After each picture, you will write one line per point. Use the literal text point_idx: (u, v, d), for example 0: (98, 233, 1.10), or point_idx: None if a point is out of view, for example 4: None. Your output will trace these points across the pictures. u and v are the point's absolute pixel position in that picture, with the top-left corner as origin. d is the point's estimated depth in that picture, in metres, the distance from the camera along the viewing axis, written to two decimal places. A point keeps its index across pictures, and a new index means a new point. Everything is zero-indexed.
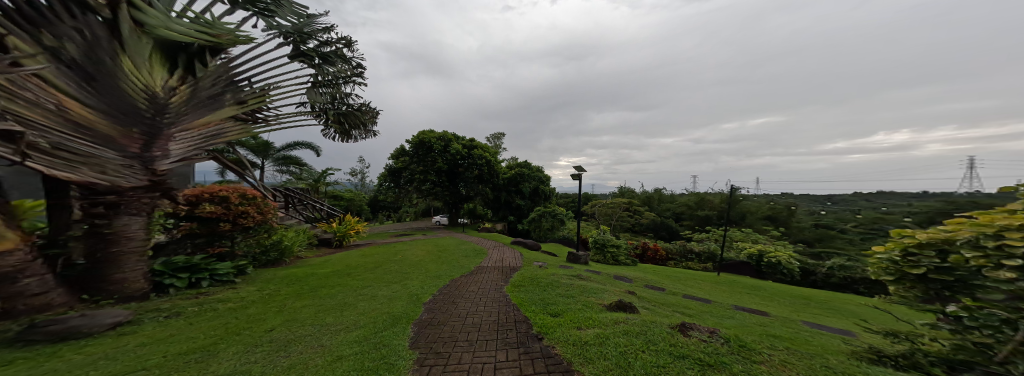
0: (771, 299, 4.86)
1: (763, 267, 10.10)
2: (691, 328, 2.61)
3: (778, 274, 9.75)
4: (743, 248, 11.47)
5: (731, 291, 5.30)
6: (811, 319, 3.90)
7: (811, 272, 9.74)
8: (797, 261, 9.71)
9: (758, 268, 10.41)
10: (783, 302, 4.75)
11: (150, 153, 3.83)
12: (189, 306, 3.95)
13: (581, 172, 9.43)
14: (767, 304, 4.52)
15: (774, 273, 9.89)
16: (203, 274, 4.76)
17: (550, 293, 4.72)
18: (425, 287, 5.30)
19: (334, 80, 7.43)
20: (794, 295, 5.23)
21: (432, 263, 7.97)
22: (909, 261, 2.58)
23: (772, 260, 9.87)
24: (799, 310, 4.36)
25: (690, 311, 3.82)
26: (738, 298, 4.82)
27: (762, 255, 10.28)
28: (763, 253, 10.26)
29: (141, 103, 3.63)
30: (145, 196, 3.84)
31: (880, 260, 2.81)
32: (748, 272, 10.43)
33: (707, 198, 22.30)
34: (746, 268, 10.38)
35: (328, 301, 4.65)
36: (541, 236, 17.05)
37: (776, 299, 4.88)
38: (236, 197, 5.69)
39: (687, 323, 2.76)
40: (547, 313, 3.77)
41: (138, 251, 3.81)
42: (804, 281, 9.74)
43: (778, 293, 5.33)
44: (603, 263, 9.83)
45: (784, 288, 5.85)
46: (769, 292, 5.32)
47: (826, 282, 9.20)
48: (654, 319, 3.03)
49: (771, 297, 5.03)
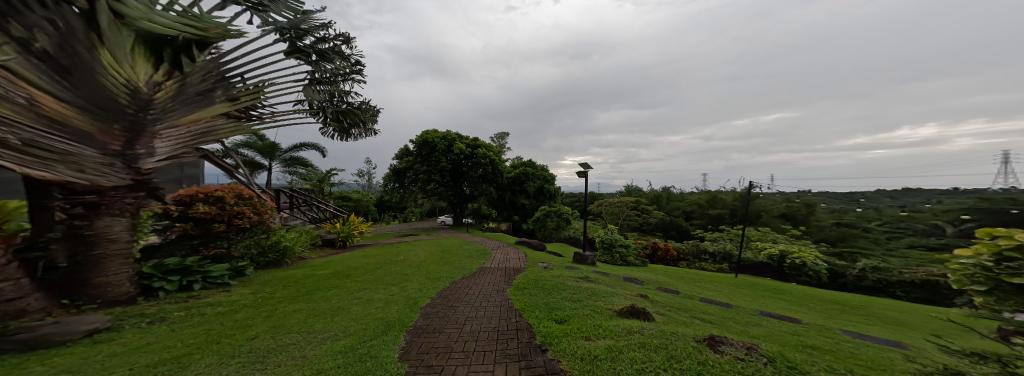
0: (799, 304, 4.47)
1: (784, 269, 9.57)
2: (723, 343, 2.27)
3: (802, 276, 9.23)
4: (760, 248, 10.97)
5: (754, 295, 4.91)
6: (849, 327, 3.51)
7: (838, 274, 9.18)
8: (823, 262, 9.18)
9: (779, 270, 9.89)
10: (814, 308, 4.34)
11: (132, 150, 3.65)
12: (175, 310, 3.75)
13: (586, 169, 9.10)
14: (797, 311, 4.12)
15: (796, 275, 9.36)
16: (195, 277, 4.58)
17: (556, 297, 4.41)
18: (424, 290, 5.04)
19: (333, 77, 7.27)
20: (823, 300, 4.82)
21: (434, 264, 7.74)
22: (1009, 269, 1.80)
23: (793, 260, 9.35)
24: (834, 316, 3.96)
25: (713, 317, 3.47)
26: (762, 302, 4.45)
27: (785, 255, 9.74)
28: (783, 254, 9.75)
29: (122, 99, 3.46)
30: (129, 196, 3.66)
31: (964, 267, 2.01)
32: (766, 273, 9.93)
33: (719, 196, 21.68)
34: (767, 270, 9.87)
35: (321, 306, 4.42)
36: (547, 237, 16.69)
37: (804, 304, 4.49)
38: (231, 196, 5.53)
39: (717, 336, 2.42)
40: (552, 319, 3.47)
41: (122, 254, 3.60)
42: (832, 284, 9.19)
43: (805, 297, 4.92)
44: (612, 264, 9.49)
45: (811, 291, 5.43)
46: (795, 296, 4.91)
47: (857, 285, 8.68)
48: (675, 329, 2.70)
49: (797, 301, 4.64)
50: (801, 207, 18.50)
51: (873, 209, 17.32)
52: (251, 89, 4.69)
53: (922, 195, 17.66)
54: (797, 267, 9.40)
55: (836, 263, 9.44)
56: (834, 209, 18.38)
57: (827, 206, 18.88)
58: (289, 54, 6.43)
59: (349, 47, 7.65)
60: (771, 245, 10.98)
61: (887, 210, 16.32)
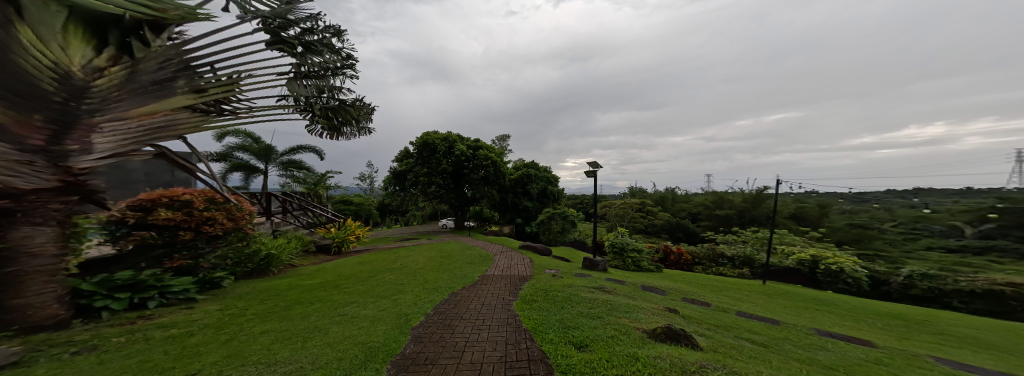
0: (854, 319, 3.81)
1: (817, 275, 8.94)
2: None
3: (839, 283, 8.60)
4: (788, 253, 10.32)
5: (796, 306, 4.26)
6: (936, 353, 2.86)
7: (881, 281, 8.65)
8: (864, 269, 8.53)
9: (811, 277, 9.22)
10: (873, 324, 3.70)
11: (61, 146, 3.09)
12: (114, 336, 3.17)
13: (596, 168, 8.53)
14: (858, 328, 3.48)
15: (831, 282, 8.73)
16: (149, 293, 4.02)
17: (570, 312, 3.77)
18: (418, 304, 4.38)
19: (321, 71, 6.57)
20: (878, 313, 4.17)
21: (431, 271, 7.11)
22: None
23: (828, 266, 8.70)
24: (904, 336, 3.32)
25: (764, 338, 2.85)
26: (810, 316, 3.80)
27: (818, 261, 9.14)
28: (814, 259, 9.16)
29: (46, 83, 2.89)
30: (56, 201, 3.12)
31: None
32: (797, 280, 9.26)
33: (727, 197, 20.92)
34: (798, 277, 9.23)
35: (298, 323, 3.76)
36: (551, 240, 16.09)
37: (860, 319, 3.83)
38: (200, 201, 4.97)
39: None
40: (570, 344, 2.87)
41: (45, 270, 3.05)
42: (875, 292, 8.61)
43: (855, 309, 4.28)
44: (624, 269, 8.88)
45: (857, 301, 4.78)
46: (843, 308, 4.28)
47: (904, 295, 8.16)
48: (747, 370, 2.08)
49: (849, 315, 3.99)
50: (813, 207, 17.81)
51: (888, 208, 16.64)
52: (223, 80, 4.19)
53: (938, 195, 16.96)
54: (831, 273, 8.75)
55: (877, 269, 8.87)
56: (847, 209, 17.70)
57: (841, 206, 18.17)
58: (272, 46, 5.55)
59: (340, 41, 7.01)
60: (796, 249, 10.34)
61: (903, 209, 15.67)
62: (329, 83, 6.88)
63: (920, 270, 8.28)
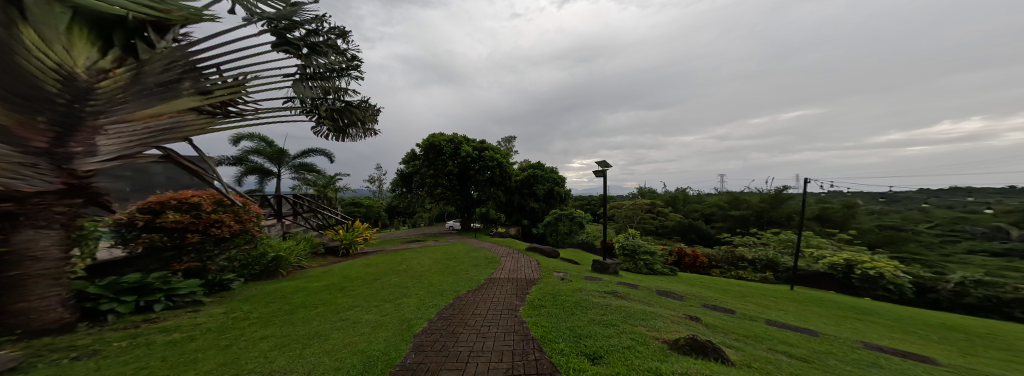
0: (903, 331, 3.47)
1: (853, 281, 8.42)
2: None
3: (879, 290, 8.04)
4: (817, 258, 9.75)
5: (834, 315, 3.92)
6: (1011, 372, 2.53)
7: (927, 288, 8.04)
8: (906, 275, 7.89)
9: (845, 282, 8.70)
10: (928, 337, 3.35)
11: (64, 148, 3.05)
12: (116, 340, 3.13)
13: (605, 168, 8.28)
14: (910, 342, 3.16)
15: (869, 288, 8.22)
16: (155, 296, 4.00)
17: (581, 319, 3.54)
18: (421, 309, 4.24)
19: (327, 73, 6.56)
20: (931, 324, 3.81)
21: (437, 274, 6.98)
22: None
23: (865, 271, 8.20)
24: (966, 352, 2.98)
25: (803, 352, 2.63)
26: (850, 326, 3.47)
27: (852, 266, 8.61)
28: (849, 263, 8.65)
29: (50, 85, 2.86)
30: (60, 204, 3.09)
31: None
32: (828, 285, 8.76)
33: (742, 197, 20.16)
34: (828, 282, 8.74)
35: (298, 329, 3.66)
36: (559, 241, 15.80)
37: (911, 331, 3.48)
38: (208, 204, 4.97)
39: None
40: (583, 354, 2.66)
41: (49, 274, 3.02)
42: (919, 300, 8.03)
43: (903, 319, 3.92)
44: (636, 272, 8.56)
45: (903, 310, 4.39)
46: (889, 318, 3.92)
47: (956, 303, 7.53)
48: None
49: (897, 326, 3.64)
50: (837, 208, 16.95)
51: (920, 209, 15.69)
52: (228, 82, 4.12)
53: (976, 194, 15.89)
54: (870, 279, 8.24)
55: (920, 275, 8.28)
56: (876, 210, 16.76)
57: (869, 207, 17.24)
58: (277, 47, 5.57)
59: (345, 42, 7.02)
60: (825, 252, 9.78)
61: (938, 210, 14.73)
62: (335, 85, 6.87)
63: (971, 277, 7.66)
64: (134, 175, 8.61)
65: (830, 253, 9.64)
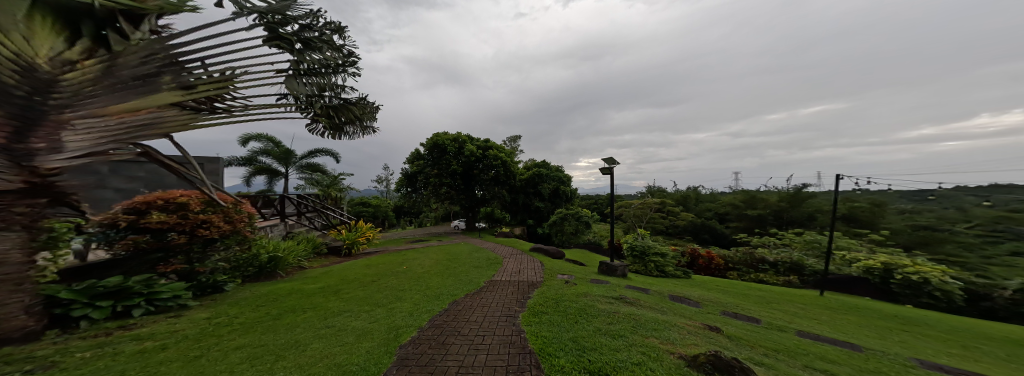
0: (966, 347, 3.00)
1: (892, 286, 7.78)
2: None
3: (923, 297, 7.38)
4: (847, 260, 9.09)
5: (878, 326, 3.46)
6: None
7: (980, 296, 7.30)
8: (955, 281, 7.19)
9: (879, 287, 8.06)
10: (999, 354, 2.87)
11: (24, 144, 2.81)
12: (81, 350, 2.93)
13: (613, 165, 7.86)
14: (978, 361, 2.69)
15: (911, 295, 7.57)
16: (134, 301, 3.82)
17: (585, 329, 3.18)
18: (413, 315, 3.95)
19: (322, 69, 6.31)
20: (998, 339, 3.31)
21: (436, 276, 6.69)
22: None
23: (906, 276, 7.54)
24: None
25: (850, 372, 2.22)
26: (901, 340, 3.01)
27: (890, 269, 7.93)
28: (887, 267, 7.97)
29: (6, 77, 2.57)
30: (20, 204, 2.89)
31: None
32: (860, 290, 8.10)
33: (760, 196, 19.33)
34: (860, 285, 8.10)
35: (278, 338, 3.41)
36: (565, 242, 15.42)
37: (975, 347, 3.01)
38: (196, 203, 4.77)
39: None
40: (583, 372, 2.31)
41: (11, 278, 2.80)
42: (969, 308, 7.31)
43: (966, 334, 3.41)
44: (645, 274, 8.12)
45: (961, 323, 3.88)
46: (949, 331, 3.43)
47: (1011, 312, 6.82)
48: None
49: (956, 340, 3.17)
50: (865, 207, 16.82)
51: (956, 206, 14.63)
52: (214, 76, 3.66)
53: None
54: (912, 285, 7.57)
55: (968, 280, 7.55)
56: (907, 209, 15.78)
57: (897, 205, 16.30)
58: (268, 42, 5.28)
59: (342, 37, 6.76)
60: (856, 254, 9.10)
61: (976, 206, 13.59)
62: (331, 81, 6.62)
63: None
64: (147, 176, 8.70)
65: (862, 255, 8.93)
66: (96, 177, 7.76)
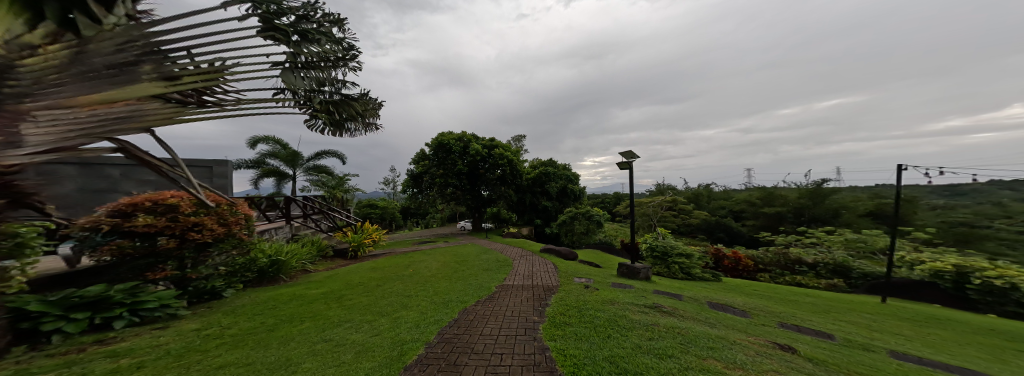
0: None
1: (969, 293, 7.06)
2: None
3: (1005, 304, 6.59)
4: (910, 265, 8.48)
5: (984, 346, 2.89)
6: None
7: None
8: None
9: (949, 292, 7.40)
10: None
11: None
12: (45, 372, 2.55)
13: (631, 159, 7.33)
14: None
15: (993, 303, 6.75)
16: (114, 312, 3.44)
17: (622, 346, 2.68)
18: (420, 326, 3.54)
19: (321, 63, 5.90)
20: None
21: (444, 280, 6.30)
22: None
23: (986, 280, 6.77)
24: None
25: None
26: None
27: (964, 273, 7.29)
28: (960, 270, 7.30)
29: None
30: None
31: None
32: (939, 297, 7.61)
33: (778, 192, 18.48)
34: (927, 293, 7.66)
35: (268, 355, 2.99)
36: (575, 242, 14.90)
37: None
38: (187, 205, 4.41)
39: None
40: None
41: None
42: None
43: None
44: (669, 277, 7.56)
45: None
46: None
47: None
48: None
49: None
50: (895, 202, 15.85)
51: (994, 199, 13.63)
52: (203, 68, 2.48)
53: None
54: (994, 292, 6.78)
55: None
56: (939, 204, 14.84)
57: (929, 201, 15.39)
58: (263, 33, 4.80)
59: (342, 30, 6.37)
60: (915, 255, 8.34)
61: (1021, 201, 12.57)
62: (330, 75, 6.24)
63: None
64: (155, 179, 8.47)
65: (923, 256, 8.18)
66: (106, 181, 7.57)
